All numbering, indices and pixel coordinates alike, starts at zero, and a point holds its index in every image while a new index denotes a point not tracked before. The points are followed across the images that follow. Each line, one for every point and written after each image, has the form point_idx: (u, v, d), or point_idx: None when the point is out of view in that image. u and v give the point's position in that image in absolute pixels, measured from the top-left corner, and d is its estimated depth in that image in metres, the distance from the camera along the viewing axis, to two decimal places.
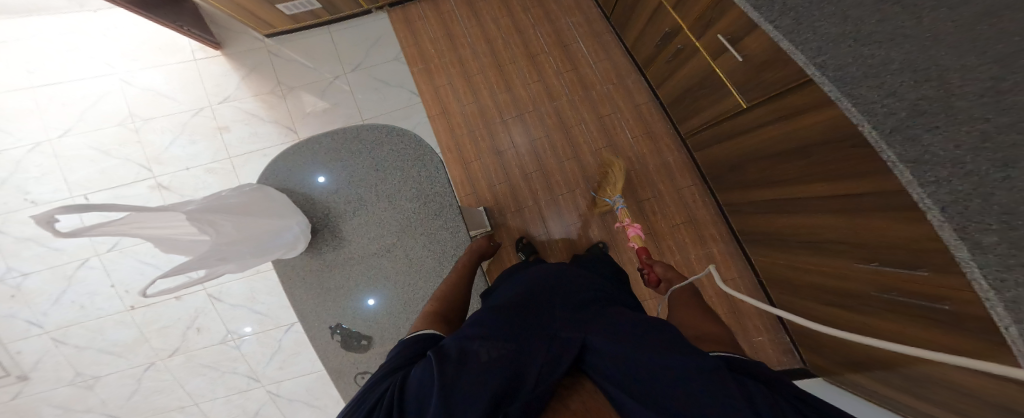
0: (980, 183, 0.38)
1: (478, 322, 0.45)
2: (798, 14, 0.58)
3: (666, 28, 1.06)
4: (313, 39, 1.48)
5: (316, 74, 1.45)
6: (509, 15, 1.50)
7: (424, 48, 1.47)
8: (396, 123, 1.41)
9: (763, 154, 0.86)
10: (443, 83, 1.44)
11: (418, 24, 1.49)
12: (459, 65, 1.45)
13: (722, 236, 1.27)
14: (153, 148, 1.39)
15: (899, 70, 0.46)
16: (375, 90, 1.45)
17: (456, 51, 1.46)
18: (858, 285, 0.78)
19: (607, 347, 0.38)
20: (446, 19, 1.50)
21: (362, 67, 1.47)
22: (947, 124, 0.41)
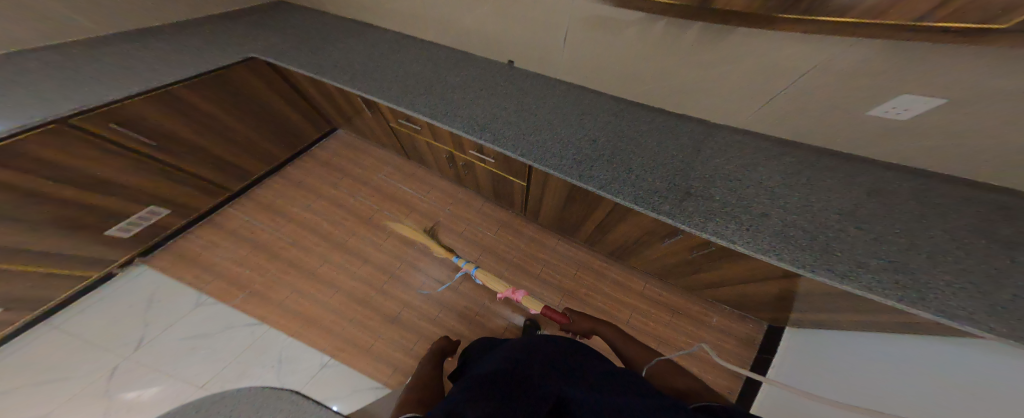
0: (631, 181, 0.79)
1: (470, 388, 0.34)
2: (486, 133, 0.92)
3: (446, 154, 1.26)
4: (23, 349, 1.14)
5: (76, 379, 1.11)
6: (320, 197, 1.60)
7: (234, 273, 1.38)
8: (239, 374, 1.18)
9: (560, 204, 1.08)
10: (285, 295, 1.35)
11: (209, 253, 1.42)
12: (293, 269, 1.40)
13: (608, 261, 1.42)
14: None
15: (559, 147, 0.88)
16: (189, 353, 1.20)
17: (275, 260, 1.42)
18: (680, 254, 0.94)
19: (594, 398, 0.34)
20: (257, 238, 1.47)
21: (150, 340, 1.20)
22: (597, 163, 0.84)
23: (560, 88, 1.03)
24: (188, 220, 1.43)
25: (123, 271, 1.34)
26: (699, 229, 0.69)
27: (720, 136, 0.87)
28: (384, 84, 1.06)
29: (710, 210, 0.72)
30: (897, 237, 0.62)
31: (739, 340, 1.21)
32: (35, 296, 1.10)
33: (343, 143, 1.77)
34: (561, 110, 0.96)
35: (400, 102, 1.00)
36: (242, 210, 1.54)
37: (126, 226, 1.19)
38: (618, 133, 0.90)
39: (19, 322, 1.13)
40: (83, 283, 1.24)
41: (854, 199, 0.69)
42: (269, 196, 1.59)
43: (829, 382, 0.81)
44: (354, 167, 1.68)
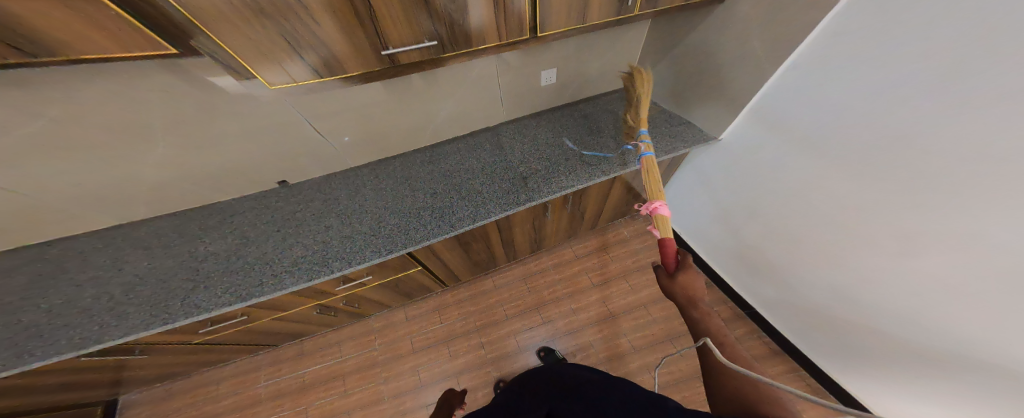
0: (477, 200, 0.86)
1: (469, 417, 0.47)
2: (320, 263, 0.78)
3: (313, 311, 1.02)
4: None
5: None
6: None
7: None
8: None
9: (458, 257, 1.06)
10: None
11: None
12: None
13: (535, 257, 1.47)
14: None
15: (408, 221, 0.84)
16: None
17: None
18: (567, 214, 1.05)
19: None
20: None
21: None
22: (442, 208, 0.86)
23: (362, 177, 0.99)
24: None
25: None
26: (550, 194, 0.85)
27: (502, 129, 1.07)
28: (132, 312, 0.72)
29: (543, 178, 0.89)
30: (612, 132, 1.02)
31: (651, 232, 1.49)
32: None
33: (157, 400, 1.19)
34: (381, 193, 0.93)
35: (182, 316, 0.71)
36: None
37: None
38: (439, 175, 0.95)
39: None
40: None
41: (583, 124, 1.06)
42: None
43: (739, 210, 1.05)
44: (215, 404, 1.19)
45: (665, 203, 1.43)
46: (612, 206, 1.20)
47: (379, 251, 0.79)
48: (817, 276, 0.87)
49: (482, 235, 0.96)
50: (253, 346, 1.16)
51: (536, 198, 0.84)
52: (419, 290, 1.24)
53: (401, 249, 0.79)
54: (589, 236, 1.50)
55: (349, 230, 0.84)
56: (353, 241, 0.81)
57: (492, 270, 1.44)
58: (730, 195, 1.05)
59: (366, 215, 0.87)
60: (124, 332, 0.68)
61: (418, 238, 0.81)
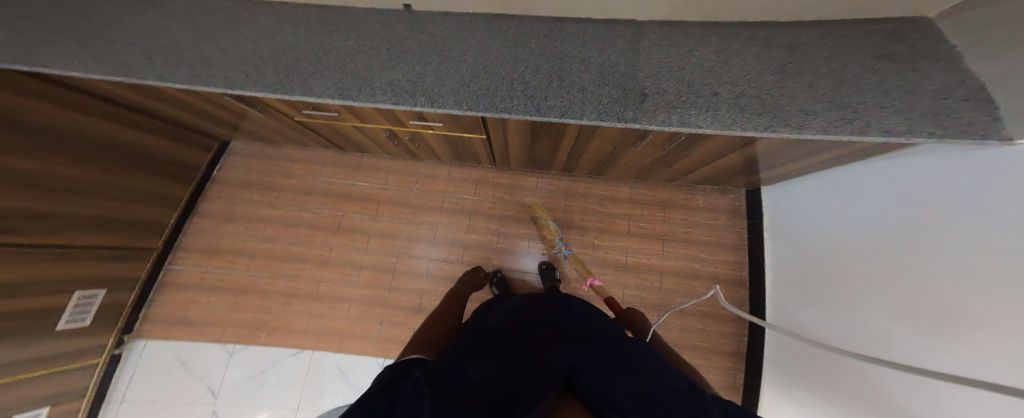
0: (584, 98, 0.74)
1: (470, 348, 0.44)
2: (410, 92, 0.77)
3: (382, 134, 1.08)
4: None
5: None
6: (269, 224, 1.46)
7: (239, 321, 1.38)
8: (312, 397, 1.33)
9: (524, 144, 1.02)
10: (304, 323, 1.40)
11: (201, 314, 1.39)
12: (292, 296, 1.41)
13: (589, 180, 1.41)
14: None
15: (503, 89, 0.77)
16: (259, 386, 1.33)
17: (268, 298, 1.40)
18: (655, 152, 0.92)
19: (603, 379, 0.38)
20: (230, 283, 1.41)
21: (217, 387, 1.33)
22: (544, 91, 0.76)
23: (475, 21, 0.86)
24: (136, 293, 1.33)
25: (126, 347, 1.35)
26: (665, 124, 0.70)
27: (648, 30, 0.83)
28: (255, 71, 0.80)
29: (668, 105, 0.72)
30: (814, 76, 0.71)
31: (727, 213, 1.33)
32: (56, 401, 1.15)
33: (249, 153, 1.52)
34: (486, 48, 0.82)
35: (295, 90, 0.77)
36: (192, 261, 1.43)
37: (72, 316, 1.10)
38: (554, 53, 0.80)
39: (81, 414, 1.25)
40: (89, 381, 1.25)
41: (778, 55, 0.75)
42: (206, 239, 1.45)
43: (848, 242, 0.89)
44: (286, 177, 1.49)
45: (776, 189, 1.22)
46: (708, 167, 1.03)
47: (467, 106, 0.75)
48: (848, 322, 0.81)
49: (561, 135, 0.89)
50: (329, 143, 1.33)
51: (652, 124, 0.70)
52: (475, 158, 1.27)
53: (489, 114, 0.75)
54: (654, 185, 1.38)
55: (444, 71, 0.79)
56: (446, 84, 0.78)
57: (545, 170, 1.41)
58: (858, 222, 0.86)
59: (466, 64, 0.80)
60: (238, 84, 0.78)
61: (506, 110, 0.74)
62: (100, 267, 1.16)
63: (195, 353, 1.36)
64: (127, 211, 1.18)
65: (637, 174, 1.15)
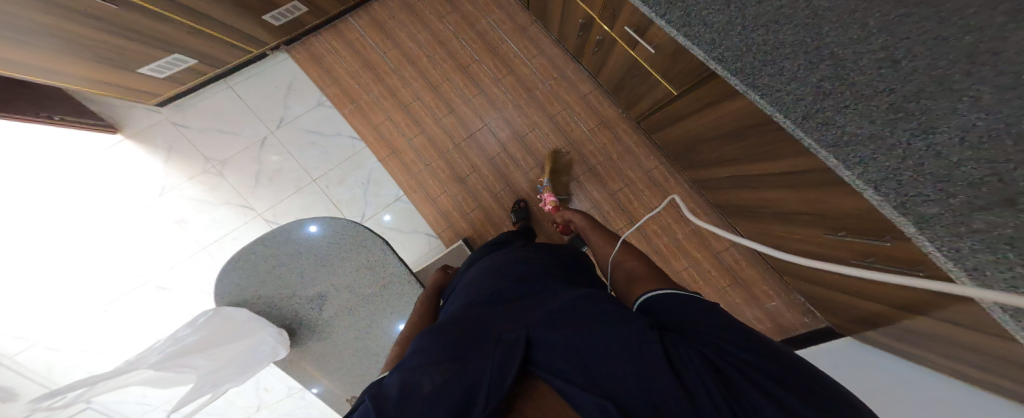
0: (882, 141, 0.46)
1: (421, 348, 0.47)
2: (685, 5, 0.65)
3: (580, 19, 1.06)
4: (213, 97, 1.59)
5: (242, 139, 1.56)
6: (425, 28, 1.52)
7: (346, 86, 1.55)
8: (347, 175, 1.50)
9: (705, 134, 0.87)
10: (383, 121, 1.49)
11: (329, 58, 1.58)
12: (391, 95, 1.50)
13: (706, 209, 1.25)
14: (139, 231, 1.54)
15: (792, 57, 0.53)
16: (311, 144, 1.53)
17: (381, 84, 1.51)
18: (831, 250, 0.73)
19: (550, 339, 0.42)
20: (367, 55, 1.55)
21: (287, 121, 1.56)
22: (847, 94, 0.48)
23: None
24: (318, 23, 1.56)
25: (272, 54, 1.60)
26: (952, 256, 0.42)
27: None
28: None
29: (1002, 240, 0.38)
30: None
31: (775, 325, 1.25)
32: (207, 53, 1.40)
33: None
34: None
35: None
36: (361, 25, 1.58)
37: (279, 15, 1.39)
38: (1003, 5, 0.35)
39: (203, 78, 1.54)
40: (246, 58, 1.56)
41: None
42: (382, 14, 1.57)
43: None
44: (469, 1, 1.51)
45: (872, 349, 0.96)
46: (842, 296, 0.91)
47: (721, 57, 0.61)
48: None
49: (762, 160, 0.73)
50: None
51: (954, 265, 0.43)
52: (634, 103, 1.12)
53: (738, 83, 0.59)
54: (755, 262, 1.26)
55: None
56: (728, 14, 0.59)
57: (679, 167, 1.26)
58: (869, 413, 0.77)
59: None
60: None
61: (769, 93, 0.57)
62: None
63: (301, 89, 1.58)
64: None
65: (753, 239, 1.05)
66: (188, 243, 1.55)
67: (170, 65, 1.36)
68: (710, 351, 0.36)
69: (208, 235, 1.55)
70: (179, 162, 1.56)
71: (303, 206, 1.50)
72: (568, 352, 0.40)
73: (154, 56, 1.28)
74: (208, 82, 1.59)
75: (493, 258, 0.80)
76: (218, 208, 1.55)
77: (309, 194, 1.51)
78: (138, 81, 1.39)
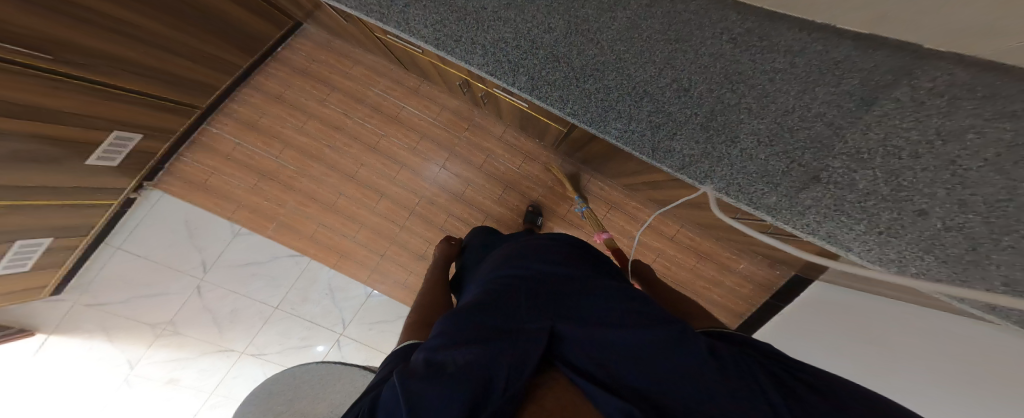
0: (711, 152, 0.54)
1: (447, 328, 0.46)
2: (527, 70, 0.67)
3: (459, 80, 1.12)
4: (111, 261, 1.54)
5: (176, 296, 1.57)
6: (311, 117, 1.52)
7: (256, 204, 1.54)
8: (305, 292, 1.59)
9: (609, 156, 0.97)
10: (315, 229, 1.52)
11: (226, 184, 1.54)
12: (311, 200, 1.51)
13: (643, 203, 1.35)
14: (144, 400, 1.60)
15: (625, 102, 0.60)
16: (252, 277, 1.58)
17: (291, 190, 1.52)
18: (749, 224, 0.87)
19: (584, 334, 0.42)
20: (261, 163, 1.53)
21: (214, 264, 1.58)
22: (674, 123, 0.57)
23: None
24: (168, 145, 1.48)
25: (140, 196, 1.55)
26: (808, 232, 0.49)
27: (944, 65, 0.34)
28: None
29: (834, 206, 0.46)
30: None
31: (757, 285, 1.34)
32: (65, 224, 1.31)
33: (318, 41, 1.53)
34: (635, 28, 0.58)
35: (390, 18, 0.70)
36: (229, 131, 1.54)
37: (104, 153, 1.23)
38: (726, 70, 0.51)
39: (80, 251, 1.47)
40: (114, 208, 1.49)
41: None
42: (249, 112, 1.54)
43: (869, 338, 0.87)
44: (346, 77, 1.50)
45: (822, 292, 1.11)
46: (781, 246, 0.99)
47: (572, 110, 0.64)
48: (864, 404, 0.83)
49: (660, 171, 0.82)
50: (394, 56, 1.33)
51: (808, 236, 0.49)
52: (543, 135, 1.18)
53: (589, 128, 0.63)
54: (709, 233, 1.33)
55: (571, 39, 0.63)
56: (564, 72, 0.64)
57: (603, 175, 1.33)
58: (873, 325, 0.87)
59: (596, 45, 0.61)
60: None
61: (621, 131, 0.60)
62: (143, 113, 1.24)
63: (200, 223, 1.58)
64: (173, 66, 1.20)
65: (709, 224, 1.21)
66: (193, 395, 1.62)
67: (22, 254, 1.23)
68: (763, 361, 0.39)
69: (208, 383, 1.62)
70: (124, 335, 1.56)
71: (280, 331, 1.60)
72: (603, 347, 0.41)
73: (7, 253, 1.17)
74: (91, 253, 1.52)
75: (513, 240, 0.81)
76: (200, 360, 1.60)
77: (280, 321, 1.60)
78: (10, 282, 1.27)
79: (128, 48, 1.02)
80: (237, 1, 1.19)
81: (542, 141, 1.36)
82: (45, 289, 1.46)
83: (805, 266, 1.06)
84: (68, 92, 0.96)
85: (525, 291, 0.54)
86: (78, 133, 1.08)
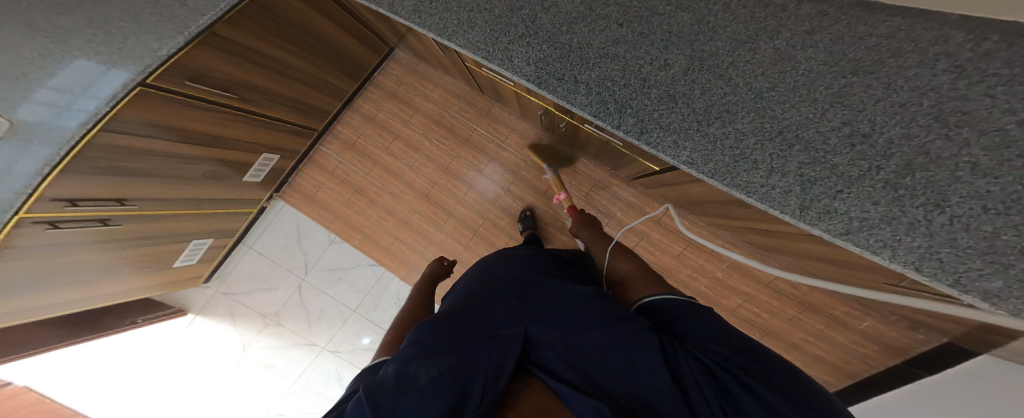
0: (893, 216, 0.43)
1: (420, 340, 0.46)
2: (636, 112, 0.62)
3: (540, 109, 1.11)
4: (245, 257, 1.80)
5: (282, 292, 1.77)
6: (395, 137, 1.63)
7: (347, 216, 1.69)
8: (379, 300, 1.68)
9: (707, 198, 0.91)
10: (391, 242, 1.63)
11: (322, 196, 1.73)
12: (390, 215, 1.62)
13: (730, 241, 1.26)
14: (243, 382, 1.79)
15: (764, 147, 0.53)
16: (339, 281, 1.72)
17: (375, 205, 1.64)
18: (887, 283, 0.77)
19: (548, 334, 0.43)
20: (348, 180, 1.68)
21: (314, 264, 1.75)
22: (837, 178, 0.48)
23: (760, 10, 0.57)
24: (294, 164, 1.69)
25: (270, 204, 1.78)
26: None
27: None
28: (467, 19, 0.73)
29: None
30: None
31: (882, 347, 1.16)
32: (221, 228, 1.58)
33: (404, 66, 1.65)
34: (788, 57, 0.53)
35: (495, 55, 0.70)
36: (335, 151, 1.70)
37: (256, 171, 1.49)
38: (936, 110, 0.42)
39: (226, 249, 1.75)
40: (252, 215, 1.73)
41: None
42: (350, 133, 1.70)
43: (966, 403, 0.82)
44: (427, 100, 1.59)
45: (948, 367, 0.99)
46: (932, 309, 0.83)
47: (689, 158, 0.58)
48: None
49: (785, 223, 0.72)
50: (473, 81, 1.37)
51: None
52: (623, 166, 1.13)
53: (713, 181, 0.56)
54: (805, 278, 1.21)
55: (698, 73, 0.58)
56: (683, 114, 0.59)
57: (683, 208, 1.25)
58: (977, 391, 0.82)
59: (731, 84, 0.56)
60: (459, 36, 0.72)
61: (755, 183, 0.53)
62: (286, 138, 1.49)
63: (309, 230, 1.76)
64: (305, 97, 1.40)
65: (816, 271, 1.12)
66: (281, 381, 1.76)
67: (194, 251, 1.55)
68: (705, 359, 0.38)
69: (294, 371, 1.75)
70: (243, 321, 1.80)
71: (353, 333, 1.70)
72: (569, 351, 0.40)
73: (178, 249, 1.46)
74: (233, 250, 1.80)
75: (493, 252, 0.83)
76: (291, 350, 1.75)
77: (355, 324, 1.70)
78: (180, 272, 1.60)
79: (283, 85, 1.26)
80: (347, 29, 1.33)
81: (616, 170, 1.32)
82: (200, 277, 1.77)
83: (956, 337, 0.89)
84: (236, 122, 1.20)
85: (499, 299, 0.55)
86: (240, 156, 1.34)
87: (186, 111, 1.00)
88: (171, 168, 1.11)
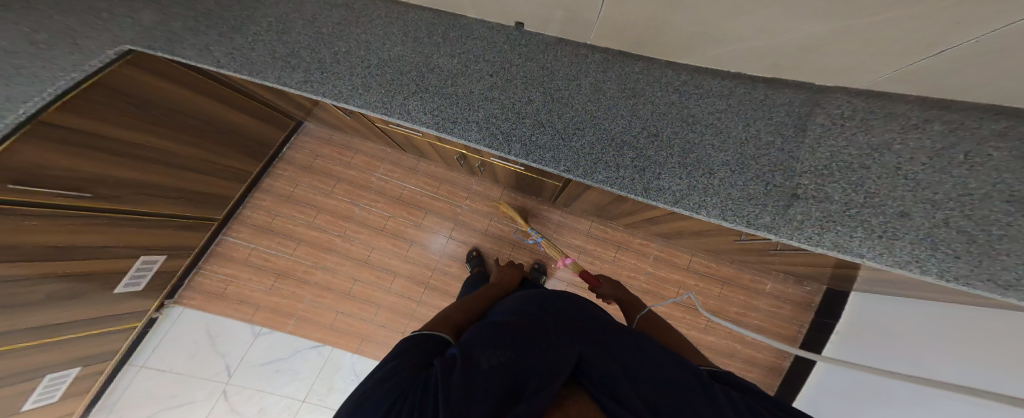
0: (695, 182, 0.60)
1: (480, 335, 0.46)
2: (518, 137, 0.73)
3: (455, 154, 1.23)
4: (136, 381, 1.54)
5: (200, 408, 1.52)
6: (323, 210, 1.63)
7: (276, 304, 1.58)
8: (327, 383, 1.53)
9: (605, 202, 1.04)
10: (333, 318, 1.55)
11: (247, 285, 1.61)
12: (326, 290, 1.56)
13: (647, 238, 1.43)
14: None
15: (608, 152, 0.67)
16: (277, 373, 1.55)
17: (308, 284, 1.57)
18: (754, 245, 0.93)
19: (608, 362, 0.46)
20: (280, 263, 1.60)
21: (237, 367, 1.56)
22: (656, 166, 0.63)
23: (572, 59, 0.76)
24: (191, 259, 1.56)
25: (163, 313, 1.61)
26: (815, 244, 0.51)
27: (842, 97, 0.56)
28: (361, 85, 0.80)
29: (823, 217, 0.51)
30: None
31: (793, 304, 1.34)
32: (85, 353, 1.31)
33: (322, 138, 1.71)
34: (599, 90, 0.71)
35: (392, 111, 0.78)
36: (248, 237, 1.64)
37: (131, 279, 1.32)
38: (682, 114, 0.64)
39: (106, 374, 1.48)
40: (137, 329, 1.52)
41: None
42: (264, 215, 1.66)
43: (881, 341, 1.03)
44: (350, 168, 1.64)
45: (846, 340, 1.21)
46: (790, 259, 0.98)
47: (563, 165, 0.68)
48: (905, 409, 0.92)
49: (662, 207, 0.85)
50: (391, 141, 1.48)
51: (819, 247, 0.50)
52: (538, 190, 1.28)
53: (583, 180, 0.67)
54: (718, 258, 1.38)
55: (549, 106, 0.73)
56: (551, 134, 0.71)
57: (604, 219, 1.41)
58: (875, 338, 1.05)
59: (574, 110, 0.71)
60: (356, 97, 0.79)
61: (614, 176, 0.65)
62: (163, 234, 1.34)
63: (224, 332, 1.60)
64: (195, 184, 1.35)
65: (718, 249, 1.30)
66: None
67: (51, 387, 1.24)
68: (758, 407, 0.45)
69: None
70: None
71: None
72: (626, 379, 0.45)
73: (32, 390, 1.16)
74: (117, 373, 1.52)
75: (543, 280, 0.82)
76: None
77: (307, 416, 1.50)
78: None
79: (153, 174, 1.15)
80: (248, 114, 1.38)
81: (538, 197, 1.46)
82: (72, 416, 1.42)
83: (833, 278, 1.10)
84: (96, 225, 1.04)
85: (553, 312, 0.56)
86: (103, 264, 1.15)
87: (19, 223, 0.84)
88: (11, 290, 0.91)
